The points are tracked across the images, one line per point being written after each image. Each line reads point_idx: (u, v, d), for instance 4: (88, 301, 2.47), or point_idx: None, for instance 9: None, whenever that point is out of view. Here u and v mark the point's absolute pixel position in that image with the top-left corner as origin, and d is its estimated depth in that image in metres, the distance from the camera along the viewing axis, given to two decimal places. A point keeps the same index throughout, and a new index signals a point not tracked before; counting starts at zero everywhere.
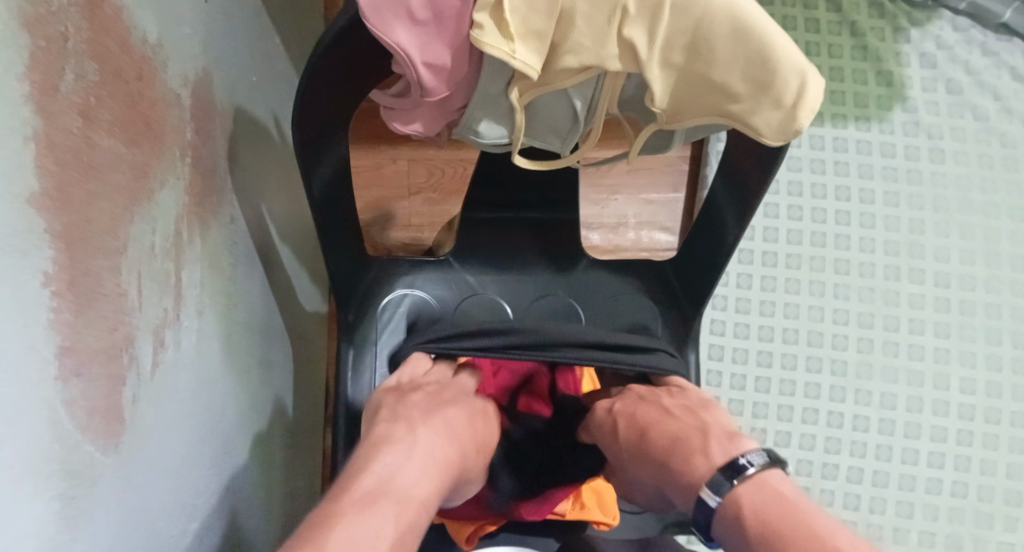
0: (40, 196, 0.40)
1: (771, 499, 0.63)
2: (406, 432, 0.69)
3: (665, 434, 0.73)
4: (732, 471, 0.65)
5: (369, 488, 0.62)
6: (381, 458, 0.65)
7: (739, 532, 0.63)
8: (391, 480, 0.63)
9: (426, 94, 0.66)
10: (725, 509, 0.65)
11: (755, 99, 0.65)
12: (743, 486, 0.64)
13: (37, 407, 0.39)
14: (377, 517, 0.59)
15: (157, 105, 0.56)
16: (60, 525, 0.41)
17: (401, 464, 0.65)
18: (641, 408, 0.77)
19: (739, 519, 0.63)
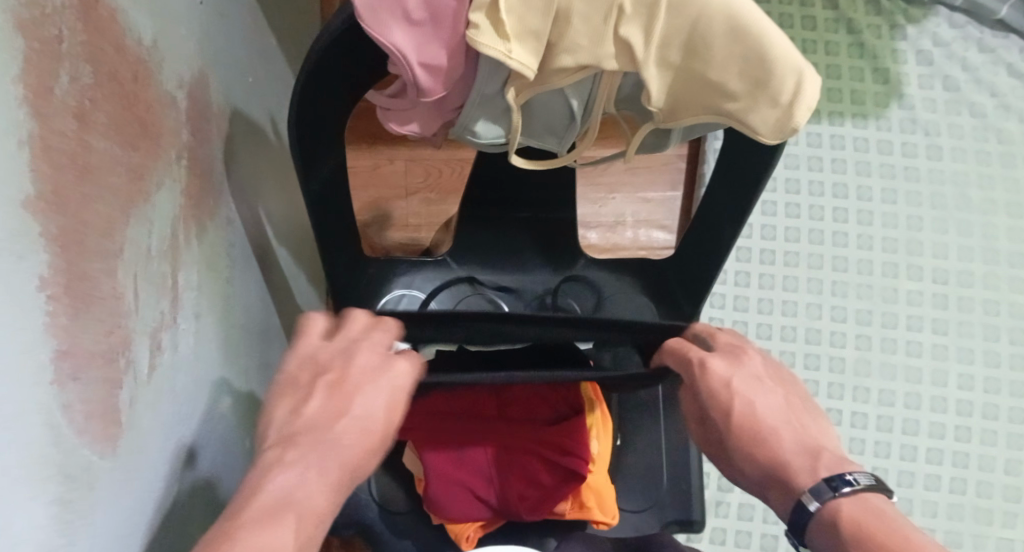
0: (36, 200, 0.40)
1: (876, 515, 0.57)
2: (301, 449, 0.58)
3: (778, 439, 0.64)
4: (832, 485, 0.58)
5: (248, 514, 0.52)
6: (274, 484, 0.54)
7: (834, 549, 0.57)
8: (275, 507, 0.53)
9: (422, 95, 0.66)
10: (823, 523, 0.58)
11: (752, 98, 0.65)
12: (845, 500, 0.58)
13: (33, 411, 0.39)
14: (265, 543, 0.50)
15: (153, 106, 0.56)
16: (56, 529, 0.41)
17: (287, 485, 0.55)
18: (760, 399, 0.66)
19: (839, 537, 0.57)
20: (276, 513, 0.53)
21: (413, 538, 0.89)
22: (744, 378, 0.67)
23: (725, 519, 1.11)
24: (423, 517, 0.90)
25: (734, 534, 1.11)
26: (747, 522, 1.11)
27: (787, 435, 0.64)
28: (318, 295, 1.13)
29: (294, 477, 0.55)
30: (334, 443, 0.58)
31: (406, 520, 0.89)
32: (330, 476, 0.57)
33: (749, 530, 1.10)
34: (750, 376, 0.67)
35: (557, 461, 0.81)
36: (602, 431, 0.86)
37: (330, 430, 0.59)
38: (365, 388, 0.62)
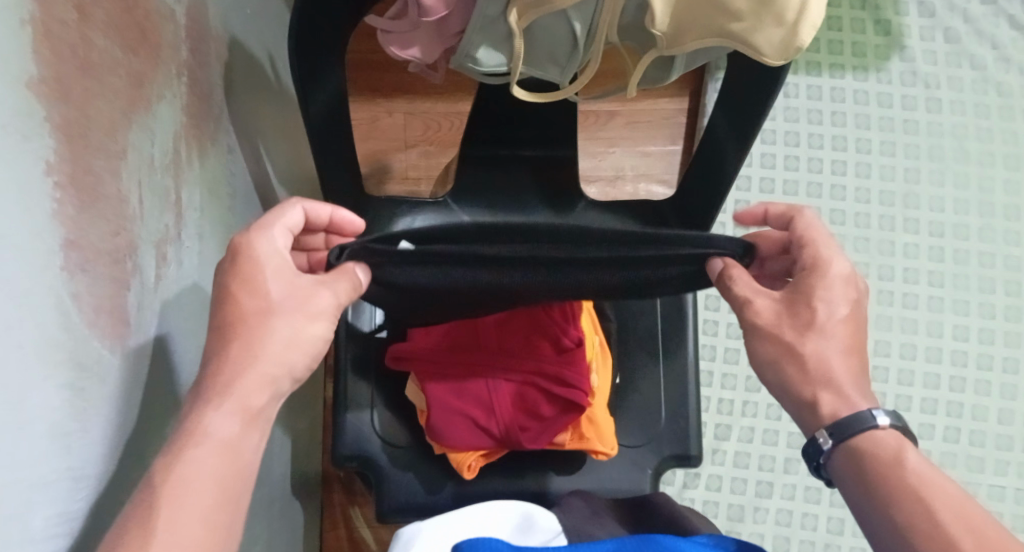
0: (39, 83, 0.40)
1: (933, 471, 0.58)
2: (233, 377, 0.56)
3: None
4: (893, 417, 0.61)
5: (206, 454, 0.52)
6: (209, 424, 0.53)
7: (878, 462, 0.59)
8: (207, 454, 0.52)
9: (423, 14, 0.67)
10: (881, 438, 0.60)
11: (758, 17, 0.64)
12: (907, 447, 0.60)
13: (41, 292, 0.40)
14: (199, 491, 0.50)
15: (153, 16, 0.55)
16: (64, 414, 0.42)
17: (218, 423, 0.54)
18: (843, 310, 0.64)
19: (893, 456, 0.59)
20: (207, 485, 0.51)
21: (413, 475, 0.90)
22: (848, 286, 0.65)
23: (722, 466, 1.11)
24: (423, 455, 0.90)
25: (730, 481, 1.12)
26: (742, 469, 1.12)
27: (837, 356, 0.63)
28: None
29: (219, 412, 0.54)
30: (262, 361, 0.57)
31: (406, 457, 0.90)
32: (260, 415, 0.56)
33: (744, 477, 1.11)
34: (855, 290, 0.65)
35: (558, 392, 0.82)
36: (601, 365, 0.87)
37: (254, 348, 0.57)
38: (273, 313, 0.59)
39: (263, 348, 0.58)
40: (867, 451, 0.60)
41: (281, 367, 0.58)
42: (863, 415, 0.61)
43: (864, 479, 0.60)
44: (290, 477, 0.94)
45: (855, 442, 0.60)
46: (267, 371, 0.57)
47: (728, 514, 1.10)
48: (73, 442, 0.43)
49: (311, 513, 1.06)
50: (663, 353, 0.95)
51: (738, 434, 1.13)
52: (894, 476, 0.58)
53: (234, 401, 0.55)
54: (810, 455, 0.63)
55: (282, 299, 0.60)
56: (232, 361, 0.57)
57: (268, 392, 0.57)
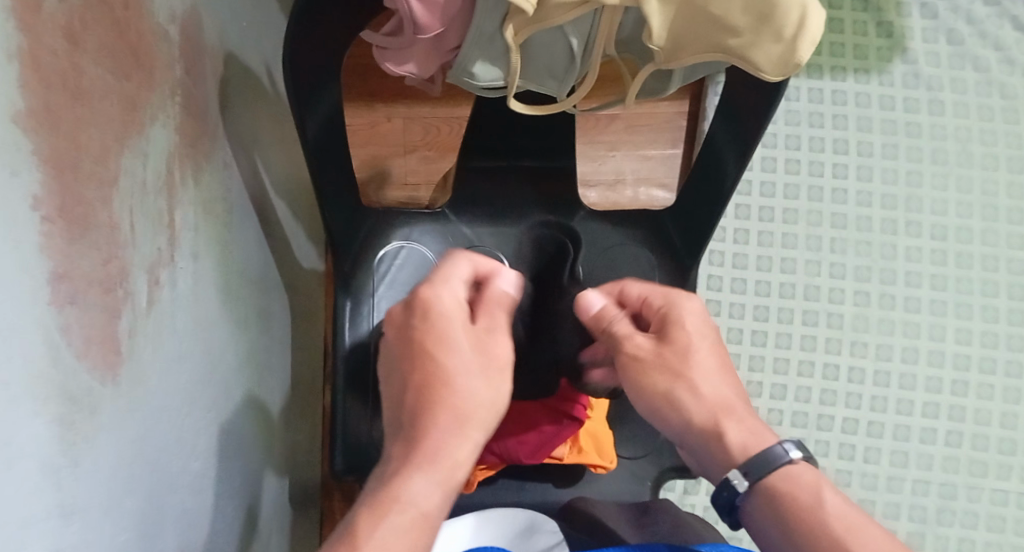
0: (28, 116, 0.40)
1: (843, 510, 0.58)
2: (440, 432, 0.57)
3: None
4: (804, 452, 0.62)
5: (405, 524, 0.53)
6: (420, 483, 0.54)
7: (795, 499, 0.59)
8: (405, 520, 0.53)
9: (419, 32, 0.67)
10: (797, 473, 0.60)
11: (756, 33, 0.64)
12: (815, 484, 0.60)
13: (29, 328, 0.40)
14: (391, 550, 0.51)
15: (145, 37, 0.55)
16: (57, 448, 0.42)
17: (423, 491, 0.54)
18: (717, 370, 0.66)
19: (809, 496, 0.59)
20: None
21: None
22: (704, 321, 0.68)
23: None
24: None
25: None
26: None
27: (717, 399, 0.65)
28: (317, 252, 1.12)
29: (421, 479, 0.55)
30: (466, 420, 0.58)
31: None
32: (454, 483, 0.56)
33: None
34: (710, 329, 0.68)
35: (561, 407, 0.84)
36: None
37: (464, 407, 0.58)
38: (466, 363, 0.61)
39: (464, 417, 0.58)
40: (778, 493, 0.60)
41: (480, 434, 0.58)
42: (778, 450, 0.61)
43: (776, 523, 0.60)
44: (288, 487, 0.94)
45: (768, 484, 0.61)
46: (471, 429, 0.58)
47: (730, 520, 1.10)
48: (65, 477, 0.43)
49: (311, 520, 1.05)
50: None
51: None
52: (807, 519, 0.58)
53: (438, 471, 0.55)
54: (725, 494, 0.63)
55: (470, 353, 0.61)
56: (435, 428, 0.57)
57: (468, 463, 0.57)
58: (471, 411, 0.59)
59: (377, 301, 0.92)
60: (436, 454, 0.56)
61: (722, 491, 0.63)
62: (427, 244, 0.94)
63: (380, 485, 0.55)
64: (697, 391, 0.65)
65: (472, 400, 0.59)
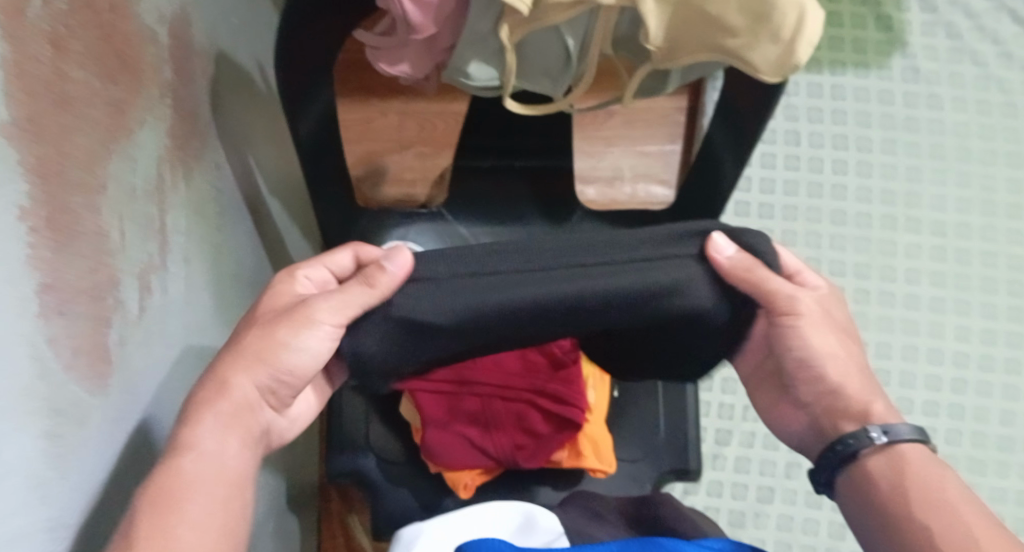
0: (13, 125, 0.39)
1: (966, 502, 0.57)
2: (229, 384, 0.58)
3: None
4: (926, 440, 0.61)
5: (202, 472, 0.53)
6: (203, 429, 0.55)
7: (912, 471, 0.59)
8: (199, 468, 0.54)
9: (412, 32, 0.66)
10: (917, 454, 0.60)
11: (753, 33, 0.63)
12: (942, 473, 0.59)
13: (16, 341, 0.39)
14: (195, 496, 0.52)
15: (133, 40, 0.54)
16: (45, 462, 0.41)
17: (206, 437, 0.55)
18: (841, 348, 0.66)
19: (927, 475, 0.59)
20: (196, 494, 0.52)
21: (410, 488, 0.89)
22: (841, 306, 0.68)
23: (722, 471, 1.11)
24: (418, 468, 0.90)
25: (731, 487, 1.11)
26: (743, 475, 1.11)
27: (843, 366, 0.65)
28: (312, 251, 1.11)
29: (207, 430, 0.56)
30: (255, 367, 0.59)
31: (403, 471, 0.90)
32: (246, 425, 0.58)
33: (746, 483, 1.10)
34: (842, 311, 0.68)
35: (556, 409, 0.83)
36: (598, 382, 0.88)
37: (246, 354, 0.59)
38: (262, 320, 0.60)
39: (248, 366, 0.58)
40: (897, 464, 0.60)
41: (259, 382, 0.59)
42: (904, 427, 0.61)
43: (887, 487, 0.59)
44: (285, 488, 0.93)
45: (892, 455, 0.60)
46: (261, 376, 0.59)
47: (729, 519, 1.09)
48: (52, 491, 0.42)
49: (308, 523, 1.05)
50: None
51: (739, 440, 1.12)
52: (922, 495, 0.57)
53: (217, 417, 0.56)
54: (841, 449, 0.62)
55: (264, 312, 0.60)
56: (216, 381, 0.58)
57: (252, 408, 0.58)
58: (257, 355, 0.59)
59: None
60: (219, 403, 0.57)
61: (837, 447, 0.62)
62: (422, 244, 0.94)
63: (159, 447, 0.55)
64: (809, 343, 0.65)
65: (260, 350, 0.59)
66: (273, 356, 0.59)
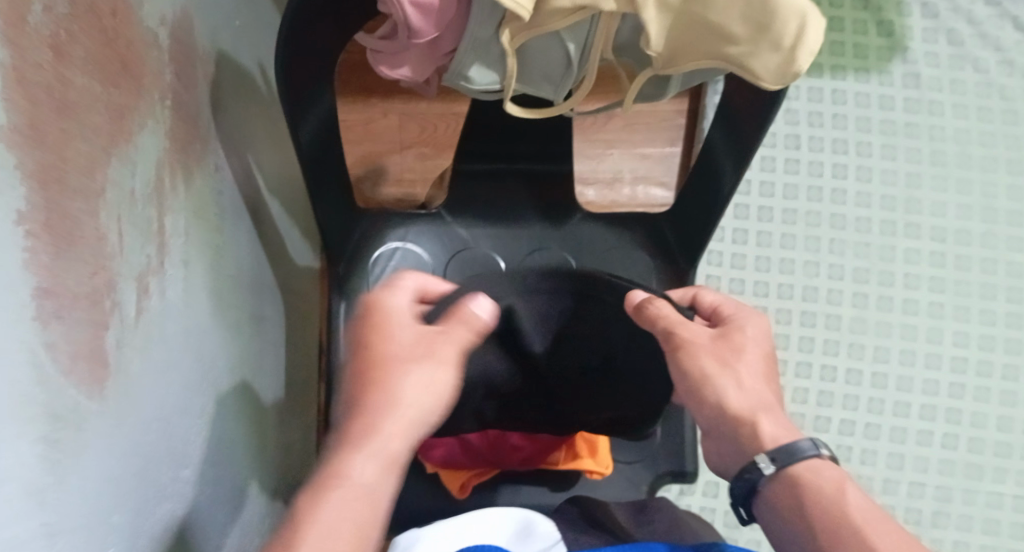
0: (12, 132, 0.39)
1: (868, 513, 0.59)
2: (381, 409, 0.58)
3: None
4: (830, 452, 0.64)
5: (349, 500, 0.54)
6: (360, 457, 0.56)
7: (819, 492, 0.61)
8: (348, 497, 0.54)
9: (413, 36, 0.66)
10: (821, 469, 0.63)
11: (755, 42, 0.63)
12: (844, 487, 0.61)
13: (14, 346, 0.39)
14: (334, 525, 0.52)
15: (134, 43, 0.54)
16: (44, 467, 0.42)
17: (361, 467, 0.55)
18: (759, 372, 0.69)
19: (833, 491, 0.61)
20: (337, 527, 0.52)
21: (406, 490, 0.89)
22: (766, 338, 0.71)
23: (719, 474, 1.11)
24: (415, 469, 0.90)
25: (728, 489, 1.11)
26: None
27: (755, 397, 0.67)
28: (312, 250, 1.11)
29: (364, 457, 0.56)
30: (407, 394, 0.59)
31: None
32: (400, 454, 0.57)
33: None
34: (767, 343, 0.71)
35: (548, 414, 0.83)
36: None
37: (401, 382, 0.59)
38: (416, 344, 0.62)
39: (403, 393, 0.59)
40: (802, 482, 0.62)
41: (419, 411, 0.59)
42: (805, 443, 0.64)
43: (794, 510, 0.62)
44: (282, 489, 0.93)
45: (797, 476, 0.63)
46: (415, 403, 0.59)
47: (725, 522, 1.10)
48: (50, 497, 0.42)
49: None
50: None
51: None
52: (826, 515, 0.60)
53: (375, 446, 0.56)
54: (748, 479, 0.65)
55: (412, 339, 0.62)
56: (371, 405, 0.58)
57: (407, 440, 0.58)
58: (412, 382, 0.59)
59: None
60: (378, 426, 0.57)
61: (745, 476, 0.65)
62: (424, 248, 0.94)
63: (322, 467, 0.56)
64: (743, 381, 0.68)
65: (413, 378, 0.60)
66: (426, 384, 0.60)
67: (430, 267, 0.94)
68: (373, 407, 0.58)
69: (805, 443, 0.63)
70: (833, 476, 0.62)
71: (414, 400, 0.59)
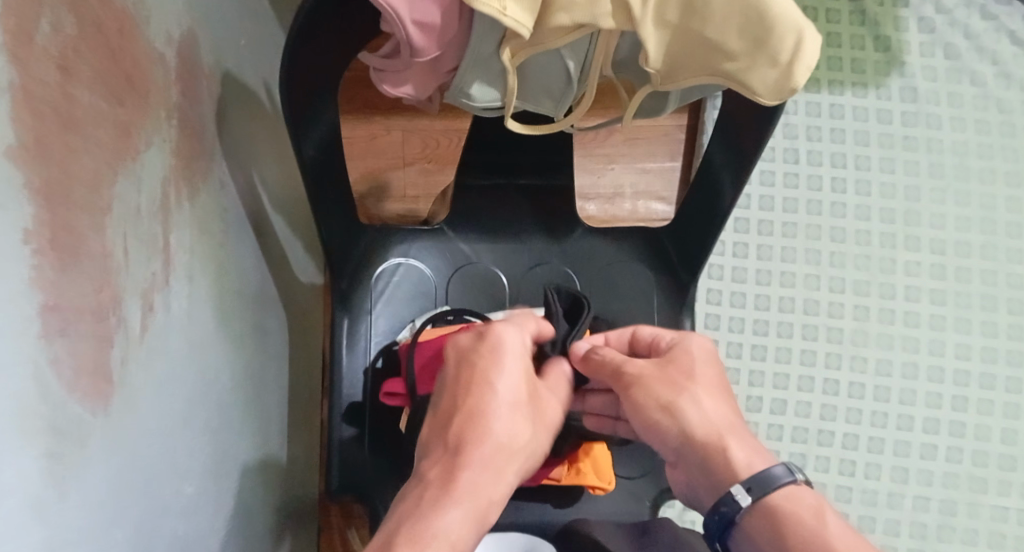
0: (19, 149, 0.40)
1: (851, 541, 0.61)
2: (470, 460, 0.60)
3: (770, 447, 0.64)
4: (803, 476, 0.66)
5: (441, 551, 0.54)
6: (451, 508, 0.57)
7: (798, 520, 0.63)
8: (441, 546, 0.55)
9: (414, 54, 0.66)
10: (798, 495, 0.64)
11: (752, 57, 0.64)
12: (823, 515, 0.63)
13: (20, 363, 0.40)
14: None
15: (140, 63, 0.55)
16: (49, 481, 0.42)
17: (453, 518, 0.56)
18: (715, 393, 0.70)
19: (814, 518, 0.63)
20: None
21: None
22: (710, 357, 0.73)
23: None
24: None
25: None
26: None
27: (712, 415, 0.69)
28: (315, 265, 1.12)
29: (454, 510, 0.57)
30: (497, 447, 0.61)
31: None
32: (487, 511, 0.59)
33: None
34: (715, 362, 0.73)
35: None
36: None
37: (494, 434, 0.62)
38: (510, 396, 0.65)
39: (493, 447, 0.61)
40: (784, 512, 0.64)
41: (508, 469, 0.61)
42: (780, 470, 0.65)
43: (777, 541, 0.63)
44: (285, 506, 0.93)
45: (776, 507, 0.64)
46: (501, 458, 0.61)
47: None
48: (55, 511, 0.43)
49: (308, 537, 1.04)
50: None
51: None
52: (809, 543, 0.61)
53: (468, 500, 0.58)
54: (724, 511, 0.66)
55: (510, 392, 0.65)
56: (464, 455, 0.60)
57: (495, 496, 0.60)
58: (503, 437, 0.62)
59: (373, 318, 0.92)
60: (469, 475, 0.59)
61: (721, 510, 0.66)
62: (425, 262, 0.94)
63: (409, 513, 0.57)
64: (699, 404, 0.69)
65: (503, 431, 0.62)
66: (515, 439, 0.63)
67: (433, 282, 0.95)
68: (459, 457, 0.60)
69: (780, 470, 0.65)
70: (810, 501, 0.64)
71: (503, 454, 0.62)
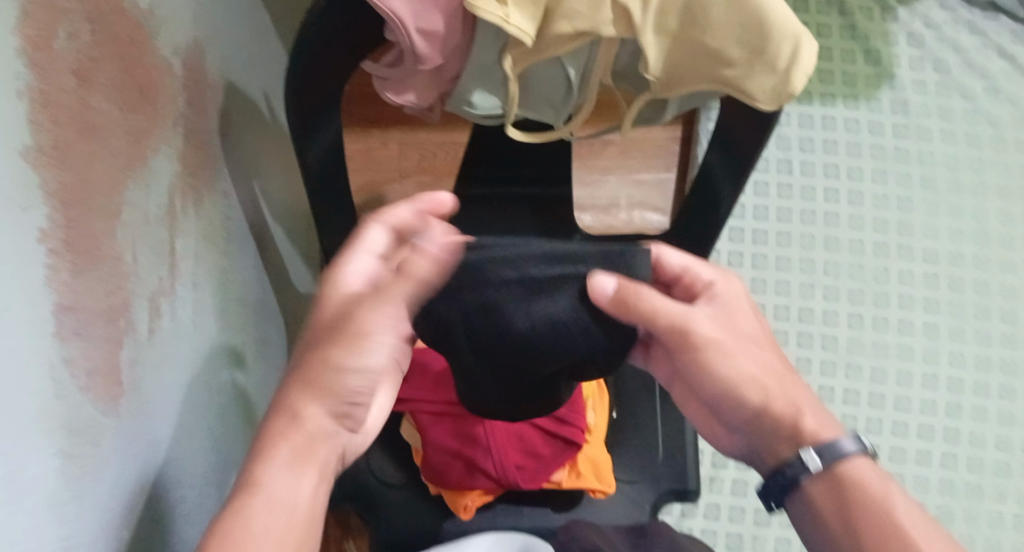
0: (36, 152, 0.41)
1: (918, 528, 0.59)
2: (300, 399, 0.57)
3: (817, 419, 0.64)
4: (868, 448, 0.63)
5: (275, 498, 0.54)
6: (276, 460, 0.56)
7: (866, 494, 0.61)
8: (269, 504, 0.54)
9: (420, 64, 0.67)
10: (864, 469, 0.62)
11: (750, 65, 0.65)
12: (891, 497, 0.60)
13: (36, 363, 0.40)
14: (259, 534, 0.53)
15: (149, 70, 0.56)
16: (60, 480, 0.42)
17: (274, 474, 0.55)
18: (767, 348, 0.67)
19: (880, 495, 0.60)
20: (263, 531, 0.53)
21: (410, 513, 0.90)
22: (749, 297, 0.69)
23: (720, 497, 1.10)
24: (416, 495, 0.90)
25: (729, 512, 1.10)
26: (741, 500, 1.10)
27: (754, 372, 0.64)
28: (314, 277, 1.12)
29: (278, 463, 0.56)
30: (327, 381, 0.57)
31: (402, 496, 0.90)
32: (322, 450, 0.58)
33: (745, 508, 1.10)
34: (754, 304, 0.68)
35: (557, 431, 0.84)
36: (598, 401, 0.89)
37: (319, 366, 0.57)
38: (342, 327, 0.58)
39: (323, 382, 0.57)
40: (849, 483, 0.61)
41: (344, 398, 0.58)
42: (850, 443, 0.62)
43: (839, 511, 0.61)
44: None
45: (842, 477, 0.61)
46: (339, 387, 0.58)
47: (726, 546, 1.08)
48: (69, 509, 0.43)
49: None
50: (661, 397, 0.95)
51: (736, 465, 1.11)
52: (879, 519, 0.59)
53: (297, 446, 0.56)
54: (789, 474, 0.63)
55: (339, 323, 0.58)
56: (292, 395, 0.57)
57: (328, 430, 0.58)
58: (332, 368, 0.57)
59: None
60: (298, 419, 0.57)
61: (785, 472, 0.63)
62: None
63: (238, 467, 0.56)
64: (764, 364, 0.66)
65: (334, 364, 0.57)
66: (347, 365, 0.58)
67: None
68: (290, 391, 0.57)
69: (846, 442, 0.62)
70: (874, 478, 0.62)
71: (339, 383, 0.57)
